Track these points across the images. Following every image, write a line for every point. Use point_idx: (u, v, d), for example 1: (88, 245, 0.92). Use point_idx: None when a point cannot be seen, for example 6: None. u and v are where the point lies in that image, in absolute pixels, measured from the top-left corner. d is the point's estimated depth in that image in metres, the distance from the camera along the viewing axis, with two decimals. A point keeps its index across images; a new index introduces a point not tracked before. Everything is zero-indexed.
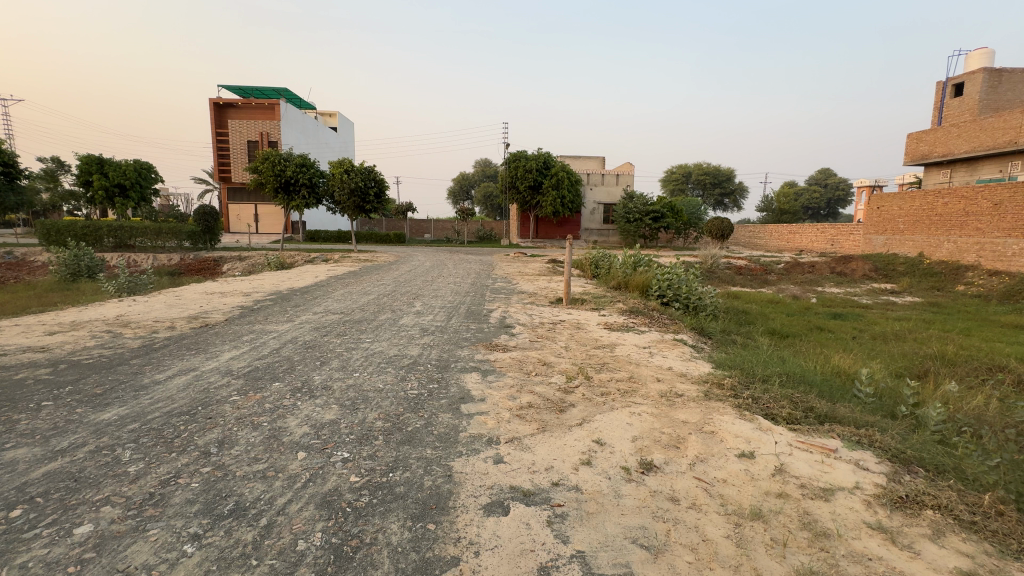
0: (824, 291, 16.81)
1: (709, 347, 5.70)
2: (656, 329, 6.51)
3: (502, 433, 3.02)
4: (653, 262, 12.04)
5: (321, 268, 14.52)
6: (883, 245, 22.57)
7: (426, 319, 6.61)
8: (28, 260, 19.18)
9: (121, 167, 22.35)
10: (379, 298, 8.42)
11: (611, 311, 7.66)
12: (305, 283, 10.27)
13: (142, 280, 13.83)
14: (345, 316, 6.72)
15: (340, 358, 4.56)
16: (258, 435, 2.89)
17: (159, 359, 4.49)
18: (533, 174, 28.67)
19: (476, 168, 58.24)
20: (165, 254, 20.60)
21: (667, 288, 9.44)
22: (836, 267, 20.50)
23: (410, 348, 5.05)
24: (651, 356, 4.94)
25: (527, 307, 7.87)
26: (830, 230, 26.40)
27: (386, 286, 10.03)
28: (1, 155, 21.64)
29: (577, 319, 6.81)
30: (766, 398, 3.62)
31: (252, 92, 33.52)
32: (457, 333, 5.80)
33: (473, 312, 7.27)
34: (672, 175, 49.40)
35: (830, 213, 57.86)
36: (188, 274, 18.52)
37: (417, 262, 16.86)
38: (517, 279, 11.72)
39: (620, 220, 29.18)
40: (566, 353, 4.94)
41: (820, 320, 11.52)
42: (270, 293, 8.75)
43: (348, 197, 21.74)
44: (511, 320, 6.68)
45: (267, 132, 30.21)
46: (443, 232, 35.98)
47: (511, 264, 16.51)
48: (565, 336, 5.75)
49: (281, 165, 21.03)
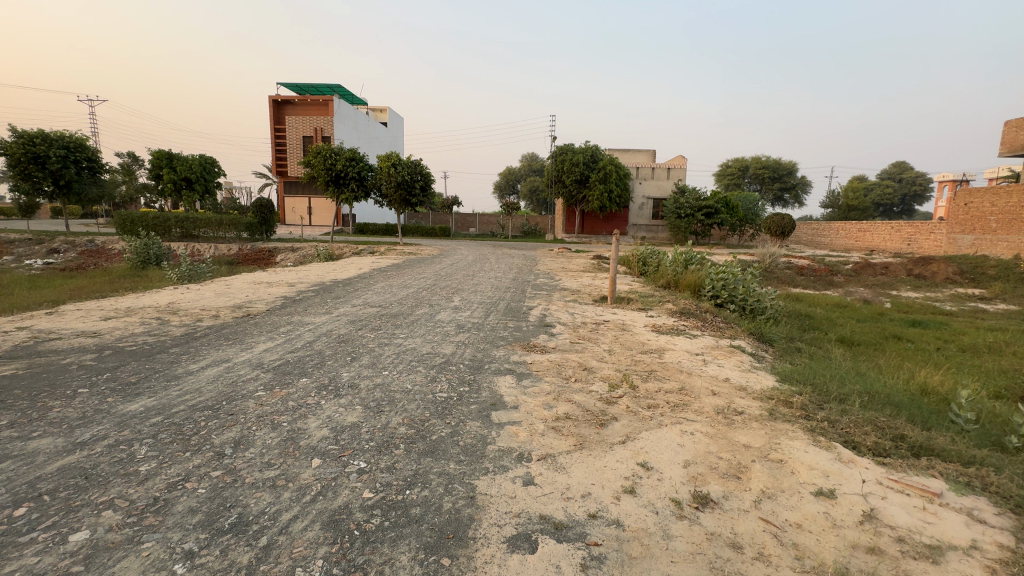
0: (898, 295, 15.32)
1: (771, 357, 5.12)
2: (710, 333, 5.96)
3: (534, 450, 2.70)
4: (706, 260, 11.31)
5: (367, 260, 14.74)
6: (969, 245, 20.35)
7: (463, 315, 6.38)
8: (106, 248, 20.74)
9: (188, 161, 23.67)
10: (419, 291, 8.30)
11: (659, 312, 7.15)
12: (348, 275, 10.37)
13: (202, 269, 14.55)
14: (382, 309, 6.62)
15: (370, 355, 4.39)
16: (275, 436, 2.72)
17: (196, 348, 4.50)
18: (579, 168, 28.02)
19: (522, 162, 57.90)
20: (225, 244, 21.70)
21: (721, 288, 8.80)
22: (913, 269, 18.69)
23: (443, 345, 4.83)
24: (704, 364, 4.45)
25: (569, 305, 7.49)
26: (906, 228, 24.16)
27: (426, 279, 9.94)
28: (86, 150, 23.45)
29: (622, 320, 6.36)
30: (844, 422, 3.10)
31: (308, 89, 34.75)
32: (494, 331, 5.52)
33: (512, 308, 6.99)
34: (727, 169, 47.04)
35: (903, 210, 53.44)
36: (245, 263, 19.41)
37: (461, 255, 16.81)
38: (561, 276, 11.33)
39: (670, 215, 28.01)
40: (608, 358, 4.56)
41: (896, 328, 10.41)
42: (313, 284, 8.85)
43: (394, 190, 22.04)
44: (551, 319, 6.33)
45: (321, 128, 31.21)
46: (488, 226, 35.99)
47: (555, 259, 16.13)
48: (608, 338, 5.34)
49: (331, 159, 21.60)
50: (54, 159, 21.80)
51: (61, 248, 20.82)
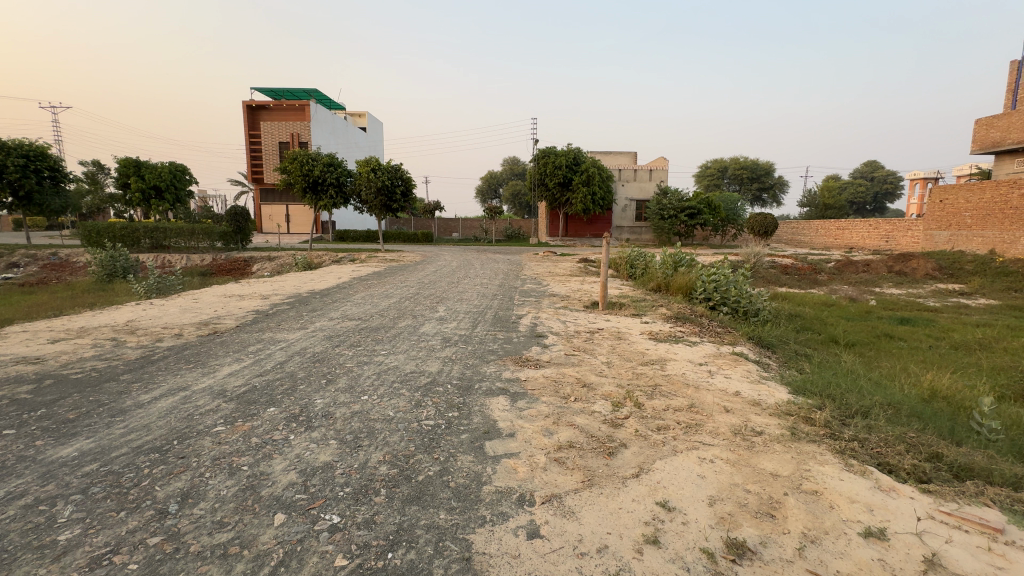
0: (882, 293, 15.42)
1: (777, 364, 4.86)
2: (709, 339, 5.69)
3: (536, 490, 2.34)
4: (694, 262, 11.12)
5: (347, 269, 14.23)
6: (946, 241, 20.75)
7: (449, 326, 5.99)
8: (70, 261, 19.74)
9: (157, 169, 22.74)
10: (401, 301, 7.88)
11: (654, 317, 6.86)
12: (327, 285, 9.87)
13: (171, 282, 13.83)
14: (362, 323, 6.19)
15: (348, 377, 3.97)
16: (232, 486, 2.30)
17: (150, 375, 4.02)
18: (562, 171, 27.86)
19: (503, 166, 57.68)
20: (198, 255, 20.86)
21: (713, 290, 8.60)
22: (894, 266, 18.92)
23: (428, 362, 4.44)
24: (711, 375, 4.15)
25: (560, 312, 7.16)
26: (884, 226, 24.58)
27: (409, 288, 9.53)
28: (47, 159, 22.34)
29: (616, 327, 6.05)
30: (874, 441, 2.82)
31: (284, 94, 33.94)
32: (483, 344, 5.15)
33: (500, 318, 6.62)
34: (706, 170, 47.55)
35: (876, 208, 54.85)
36: (219, 274, 18.66)
37: (444, 262, 16.39)
38: (548, 281, 11.02)
39: (653, 217, 28.04)
40: (608, 372, 4.23)
41: (886, 326, 10.37)
42: (288, 296, 8.36)
43: (375, 196, 21.50)
44: (542, 328, 5.98)
45: (298, 133, 30.47)
46: (471, 231, 35.62)
47: (541, 263, 15.84)
48: (606, 348, 5.01)
49: (308, 165, 20.98)
50: (12, 168, 20.67)
51: (21, 262, 19.72)
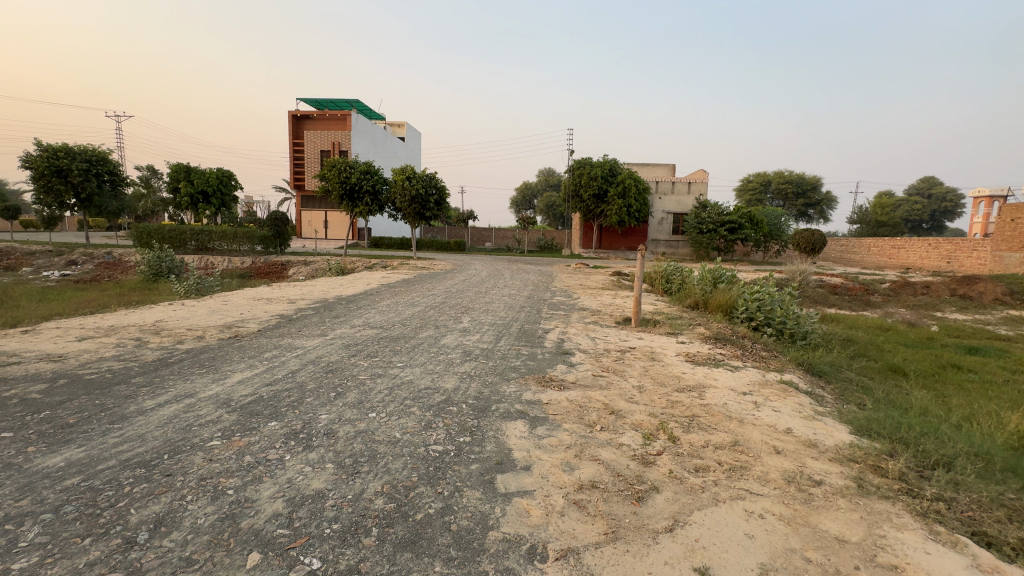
0: (945, 317, 14.22)
1: (832, 397, 4.35)
2: (753, 364, 5.19)
3: (551, 540, 2.01)
4: (735, 278, 10.52)
5: (378, 275, 14.29)
6: (1018, 264, 19.07)
7: (471, 339, 5.71)
8: (123, 261, 20.77)
9: (205, 175, 23.79)
10: (425, 310, 7.69)
11: (691, 337, 6.38)
12: (354, 291, 9.84)
13: (210, 283, 14.24)
14: (383, 332, 6.00)
15: (359, 390, 3.75)
16: (211, 514, 2.07)
17: (161, 379, 3.91)
18: (597, 182, 27.43)
19: (538, 177, 57.65)
20: (239, 257, 21.58)
21: (756, 309, 8.03)
22: (957, 289, 17.48)
23: (445, 378, 4.17)
24: (757, 407, 3.70)
25: (589, 328, 6.79)
26: (945, 245, 22.89)
27: (436, 296, 9.37)
28: (107, 164, 23.77)
29: (650, 346, 5.64)
30: (965, 504, 2.34)
31: (327, 105, 35.07)
32: (505, 360, 4.85)
33: (526, 332, 6.30)
34: (748, 184, 45.98)
35: (933, 227, 51.63)
36: (258, 276, 19.18)
37: (475, 271, 16.23)
38: (579, 294, 10.66)
39: (691, 231, 27.17)
40: (639, 398, 3.84)
41: (952, 355, 9.44)
42: (315, 301, 8.32)
43: (409, 204, 21.71)
44: (569, 345, 5.64)
45: (338, 142, 31.33)
46: (503, 241, 35.58)
47: (573, 275, 15.46)
48: (638, 371, 4.61)
49: (346, 173, 21.42)
50: (76, 172, 22.03)
51: (79, 260, 20.89)
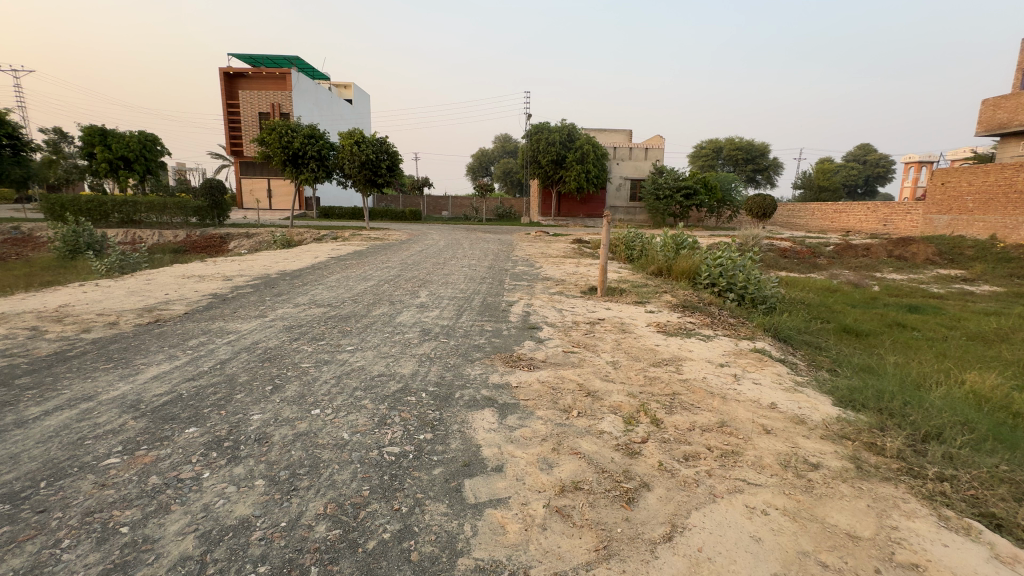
0: (884, 278, 15.01)
1: (804, 364, 4.27)
2: (724, 333, 5.03)
3: (533, 564, 1.68)
4: (696, 244, 10.49)
5: (326, 247, 13.35)
6: (946, 226, 20.37)
7: (430, 316, 5.25)
8: (33, 236, 18.53)
9: (125, 138, 21.36)
10: (379, 285, 7.11)
11: (659, 306, 6.18)
12: (300, 265, 9.04)
13: (135, 260, 12.85)
14: (331, 311, 5.42)
15: (300, 383, 3.24)
16: (94, 567, 1.59)
17: (55, 378, 3.25)
18: (556, 148, 26.83)
19: (494, 143, 56.17)
20: (172, 231, 19.75)
21: (719, 275, 8.01)
22: (894, 251, 18.46)
23: (401, 362, 3.72)
24: (737, 381, 3.50)
25: (555, 299, 6.46)
26: (882, 209, 24.15)
27: (390, 269, 8.74)
28: (4, 126, 20.82)
29: (620, 317, 5.41)
30: (967, 482, 2.18)
31: (263, 62, 32.19)
32: (468, 338, 4.43)
33: (489, 305, 5.91)
34: (701, 150, 46.73)
35: (867, 192, 54.79)
36: (193, 251, 17.65)
37: (432, 241, 15.54)
38: (541, 263, 10.31)
39: (648, 197, 27.32)
40: (615, 376, 3.56)
41: (894, 314, 9.87)
42: (255, 277, 7.55)
43: (358, 170, 20.42)
44: (535, 318, 5.29)
45: (279, 103, 28.95)
46: (461, 209, 34.68)
47: (534, 244, 15.11)
48: (610, 345, 4.33)
49: (288, 136, 19.77)
50: None
51: None
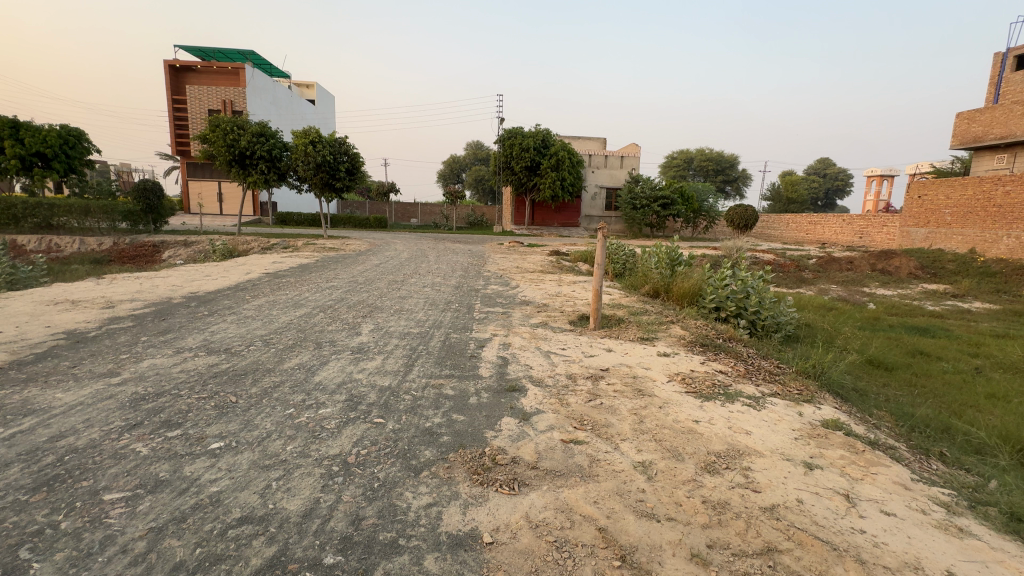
0: (874, 294, 14.31)
1: (906, 449, 2.97)
2: (771, 391, 3.71)
3: None
4: (690, 258, 9.28)
5: (268, 259, 11.53)
6: (923, 239, 20.12)
7: (368, 369, 3.70)
8: None
9: (41, 132, 18.82)
10: (311, 315, 5.50)
11: (671, 345, 4.85)
12: (220, 284, 7.30)
13: (29, 275, 10.62)
14: (221, 362, 3.77)
15: (65, 565, 1.63)
16: None
17: None
18: (530, 153, 25.57)
19: (466, 150, 54.77)
20: (96, 238, 17.36)
21: (727, 299, 6.79)
22: (877, 264, 17.95)
23: (293, 482, 2.16)
24: (856, 509, 2.12)
25: (539, 335, 4.99)
26: (858, 222, 23.97)
27: (333, 290, 7.12)
28: None
29: (629, 367, 4.03)
30: None
31: (215, 55, 29.78)
32: (416, 417, 2.91)
33: (452, 346, 4.40)
34: (672, 161, 46.66)
35: (827, 205, 55.97)
36: (119, 262, 15.38)
37: (395, 251, 13.94)
38: (516, 280, 8.88)
39: (624, 206, 26.46)
40: (656, 503, 2.12)
41: (907, 338, 8.91)
42: (150, 304, 5.81)
43: (314, 172, 18.55)
44: (517, 369, 3.85)
45: (230, 100, 26.72)
46: (430, 217, 33.10)
47: (507, 256, 13.71)
48: (630, 426, 2.91)
49: (233, 134, 17.69)
50: None
51: None
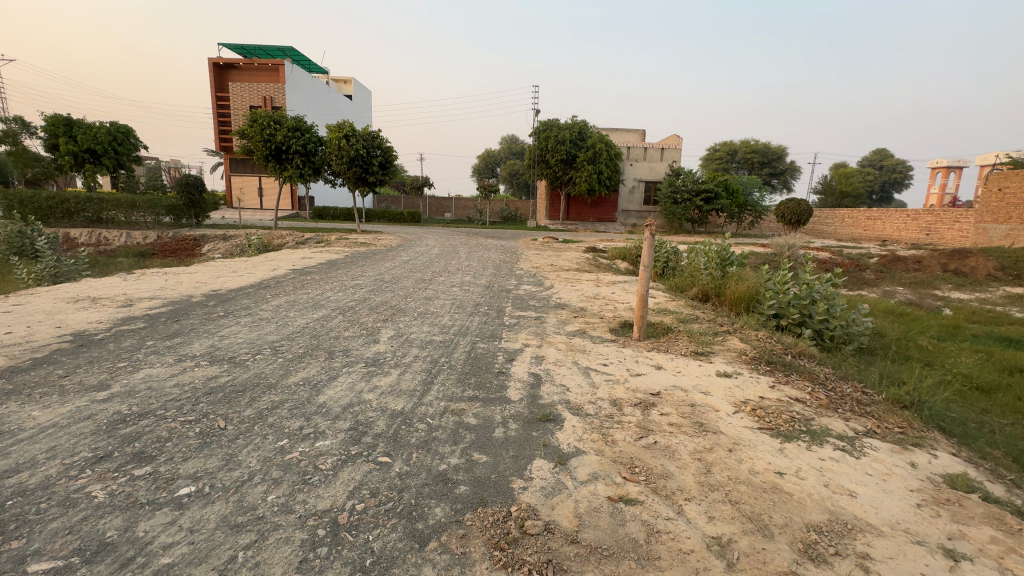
0: (947, 297, 12.91)
1: None
2: (867, 429, 3.00)
3: None
4: (742, 256, 8.41)
5: (298, 254, 11.40)
6: (1003, 237, 18.17)
7: (379, 388, 3.23)
8: None
9: (92, 129, 19.56)
10: (329, 318, 5.11)
11: (731, 362, 4.17)
12: (245, 281, 7.08)
13: (72, 268, 10.87)
14: (221, 375, 3.38)
15: None
16: None
17: None
18: (565, 146, 24.78)
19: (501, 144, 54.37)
20: (141, 232, 17.88)
21: (788, 305, 6.00)
22: (948, 264, 16.29)
23: (266, 556, 1.69)
24: None
25: (576, 347, 4.40)
26: (925, 217, 22.01)
27: (357, 289, 6.77)
28: None
29: (685, 392, 3.38)
30: None
31: (257, 53, 30.39)
32: (429, 456, 2.41)
33: (478, 359, 3.89)
34: (715, 153, 44.70)
35: (883, 199, 52.43)
36: (161, 255, 15.75)
37: (426, 247, 13.61)
38: (550, 280, 8.31)
39: (665, 200, 25.32)
40: None
41: (998, 350, 7.78)
42: (170, 303, 5.59)
43: (347, 166, 18.48)
44: (551, 391, 3.30)
45: (270, 96, 27.17)
46: (464, 212, 32.90)
47: (541, 253, 13.15)
48: (695, 477, 2.30)
49: (270, 129, 17.79)
50: None
51: None
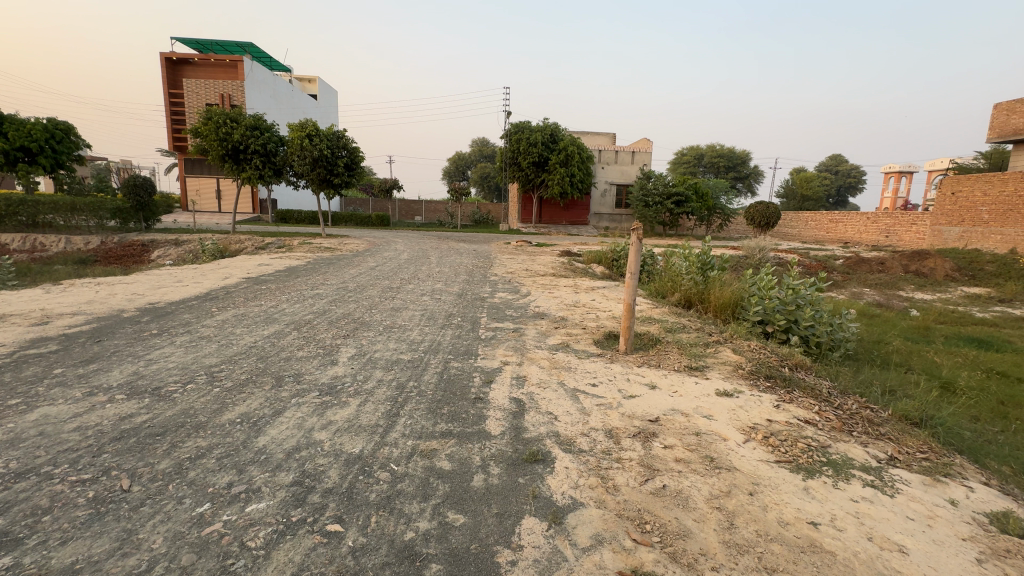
0: (913, 299, 13.16)
1: None
2: (891, 458, 2.67)
3: None
4: (722, 259, 8.17)
5: (255, 261, 10.61)
6: (957, 238, 18.86)
7: (333, 424, 2.70)
8: None
9: (26, 126, 18.04)
10: (281, 334, 4.52)
11: (729, 378, 3.82)
12: (189, 292, 6.37)
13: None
14: (138, 413, 2.78)
15: None
16: None
17: None
18: (537, 148, 24.49)
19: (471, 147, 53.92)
20: (82, 237, 16.51)
21: (775, 311, 5.72)
22: (909, 265, 16.76)
23: None
24: None
25: (561, 364, 3.97)
26: (885, 220, 22.73)
27: (317, 299, 6.17)
28: None
29: (687, 418, 2.99)
30: None
31: (214, 48, 28.94)
32: (391, 519, 1.92)
33: (452, 383, 3.40)
34: (682, 157, 45.49)
35: (840, 202, 54.51)
36: (104, 262, 14.54)
37: (394, 252, 12.97)
38: (527, 286, 7.89)
39: (636, 203, 25.37)
40: None
41: (970, 353, 7.79)
42: (94, 319, 4.87)
43: (311, 167, 17.62)
44: (537, 422, 2.85)
45: (229, 94, 25.85)
46: (435, 215, 32.21)
47: (515, 257, 12.72)
48: (718, 535, 1.90)
49: (226, 127, 16.76)
50: None
51: None
